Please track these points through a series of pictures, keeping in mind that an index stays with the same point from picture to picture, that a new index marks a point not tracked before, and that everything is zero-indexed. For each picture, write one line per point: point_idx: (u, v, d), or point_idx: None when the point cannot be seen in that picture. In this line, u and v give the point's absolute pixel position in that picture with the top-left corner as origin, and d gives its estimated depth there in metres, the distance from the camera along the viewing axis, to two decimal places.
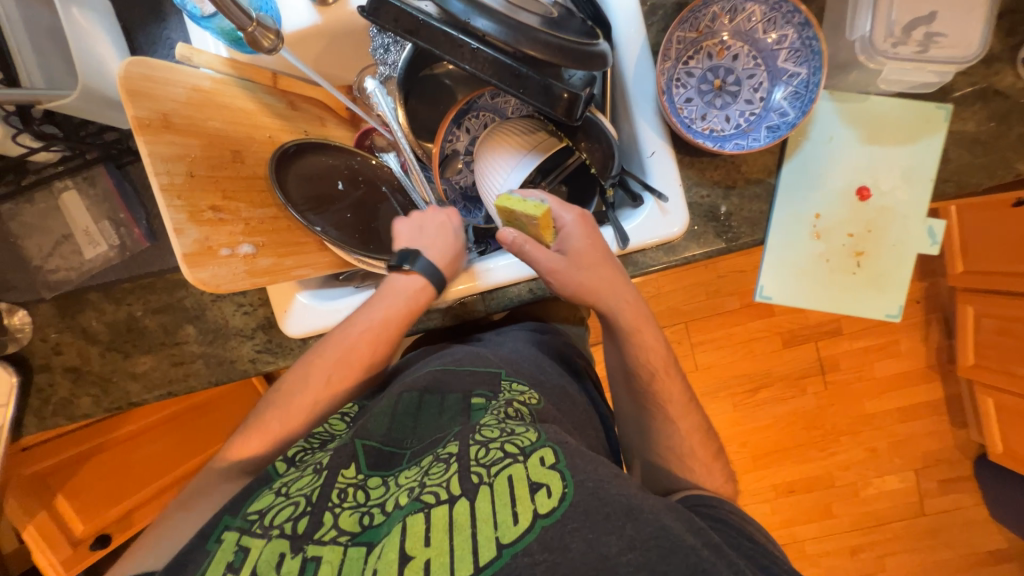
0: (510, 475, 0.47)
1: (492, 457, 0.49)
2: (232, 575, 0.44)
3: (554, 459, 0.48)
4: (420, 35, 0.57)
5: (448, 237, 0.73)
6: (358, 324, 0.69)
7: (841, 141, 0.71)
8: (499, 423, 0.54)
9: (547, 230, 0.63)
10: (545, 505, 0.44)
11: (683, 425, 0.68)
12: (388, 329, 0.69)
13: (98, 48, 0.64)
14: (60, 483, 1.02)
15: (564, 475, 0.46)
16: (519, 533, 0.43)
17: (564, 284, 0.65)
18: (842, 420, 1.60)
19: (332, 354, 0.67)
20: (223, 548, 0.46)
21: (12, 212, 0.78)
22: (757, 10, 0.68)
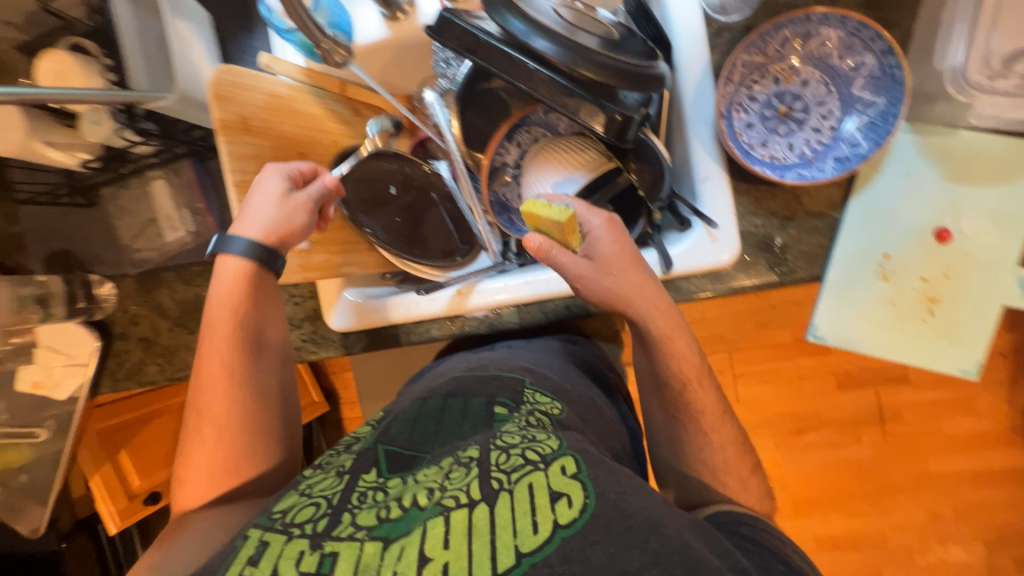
0: (531, 483, 0.47)
1: (513, 463, 0.48)
2: (252, 568, 0.45)
3: (576, 469, 0.48)
4: (480, 54, 0.59)
5: (260, 186, 0.67)
6: (216, 312, 0.67)
7: (922, 178, 0.65)
8: (520, 430, 0.54)
9: (572, 235, 0.60)
10: (565, 515, 0.44)
11: (716, 437, 0.65)
12: (228, 304, 0.67)
13: (194, 55, 0.71)
14: (124, 441, 1.14)
15: (585, 486, 0.46)
16: (539, 542, 0.43)
17: (593, 290, 0.62)
18: (902, 477, 1.45)
19: (212, 344, 0.67)
20: (247, 544, 0.47)
21: (111, 196, 0.88)
22: (833, 35, 0.64)
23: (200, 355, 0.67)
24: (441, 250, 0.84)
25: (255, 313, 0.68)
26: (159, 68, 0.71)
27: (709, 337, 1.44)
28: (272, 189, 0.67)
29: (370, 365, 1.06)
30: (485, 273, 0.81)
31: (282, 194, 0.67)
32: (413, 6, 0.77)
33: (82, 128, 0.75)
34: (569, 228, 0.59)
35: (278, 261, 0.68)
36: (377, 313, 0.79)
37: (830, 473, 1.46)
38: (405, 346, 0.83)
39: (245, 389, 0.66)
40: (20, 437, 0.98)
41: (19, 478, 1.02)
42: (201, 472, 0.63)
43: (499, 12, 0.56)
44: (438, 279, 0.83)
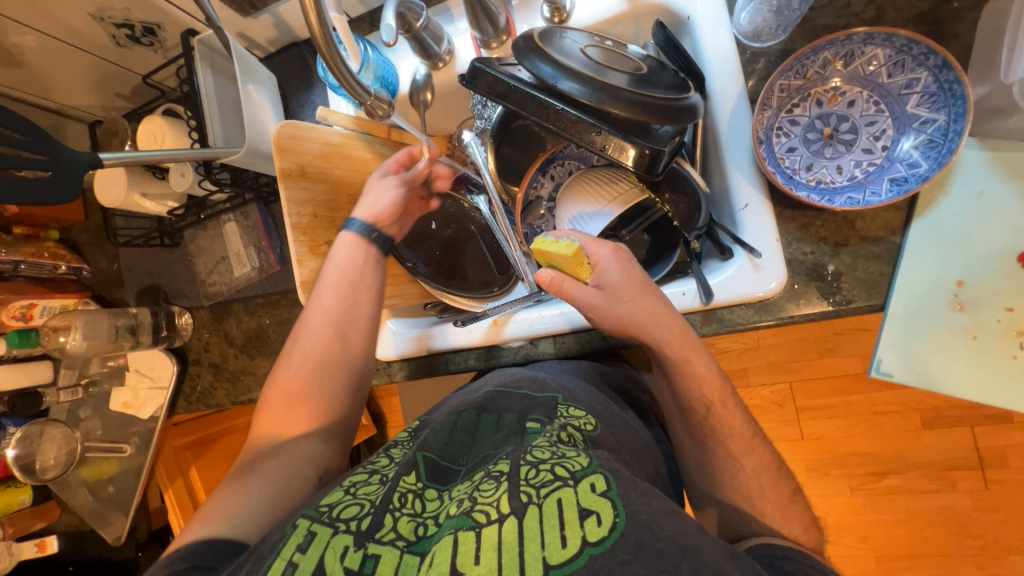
0: (561, 498, 0.46)
1: (542, 479, 0.48)
2: (301, 556, 0.47)
3: (606, 487, 0.46)
4: (510, 99, 0.62)
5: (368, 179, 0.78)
6: (327, 279, 0.73)
7: (994, 197, 0.59)
8: (551, 445, 0.53)
9: (581, 268, 0.61)
10: (595, 532, 0.43)
11: (747, 463, 0.59)
12: (342, 271, 0.73)
13: (262, 113, 0.81)
14: (195, 457, 1.25)
15: (616, 504, 0.45)
16: (567, 556, 0.42)
17: (606, 319, 0.61)
18: (1010, 533, 1.25)
19: (320, 303, 0.73)
20: (296, 532, 0.49)
21: (192, 237, 1.00)
22: (880, 54, 0.61)
23: (305, 312, 0.74)
24: (479, 280, 0.88)
25: (364, 283, 0.74)
26: (234, 126, 0.81)
27: (765, 367, 1.35)
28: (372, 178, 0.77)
29: (417, 390, 1.12)
30: (521, 303, 0.81)
31: (380, 180, 0.77)
32: (452, 54, 0.82)
33: (172, 180, 0.86)
34: (575, 262, 0.60)
35: (376, 236, 0.76)
36: (416, 343, 0.82)
37: (918, 524, 1.29)
38: (444, 375, 0.84)
39: (337, 345, 0.72)
40: (110, 451, 1.10)
41: (106, 488, 1.14)
42: (276, 412, 0.69)
43: (530, 59, 0.60)
44: (475, 310, 0.86)
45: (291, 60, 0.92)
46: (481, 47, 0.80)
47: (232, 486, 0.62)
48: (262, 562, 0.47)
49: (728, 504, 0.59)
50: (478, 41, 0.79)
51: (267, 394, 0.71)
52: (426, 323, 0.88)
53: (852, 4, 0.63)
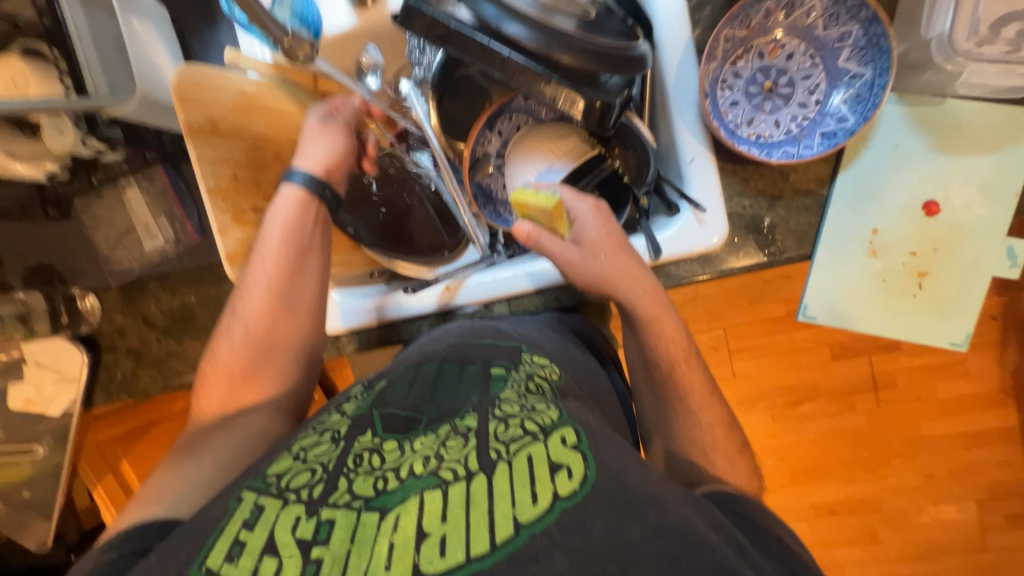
0: (531, 454, 0.47)
1: (512, 434, 0.49)
2: (248, 531, 0.46)
3: (576, 440, 0.48)
4: (451, 42, 0.56)
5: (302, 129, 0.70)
6: (265, 243, 0.67)
7: (908, 150, 0.64)
8: (519, 399, 0.54)
9: (560, 222, 0.61)
10: (565, 486, 0.44)
11: (705, 417, 0.63)
12: (281, 232, 0.67)
13: (155, 57, 0.68)
14: (125, 450, 1.15)
15: (586, 459, 0.46)
16: (538, 512, 0.43)
17: (582, 276, 0.62)
18: (895, 441, 1.48)
19: (260, 272, 0.68)
20: (242, 508, 0.48)
21: (86, 206, 0.86)
22: (817, 6, 0.62)
23: (243, 282, 0.69)
24: (429, 245, 0.84)
25: (305, 249, 0.68)
26: (119, 70, 0.68)
27: (702, 316, 1.45)
28: (309, 125, 0.70)
29: (366, 361, 1.08)
30: (473, 267, 0.80)
31: (321, 126, 0.70)
32: None
33: (46, 137, 0.71)
34: (556, 216, 0.60)
35: (328, 192, 0.69)
36: (365, 310, 0.78)
37: (826, 442, 1.49)
38: (396, 344, 0.82)
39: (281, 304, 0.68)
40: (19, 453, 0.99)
41: (20, 493, 1.03)
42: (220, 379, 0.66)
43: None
44: (425, 275, 0.82)
45: None
46: None
47: (171, 467, 0.59)
48: (203, 545, 0.46)
49: (679, 450, 0.63)
50: None
51: (207, 370, 0.67)
52: (375, 291, 0.83)
53: None
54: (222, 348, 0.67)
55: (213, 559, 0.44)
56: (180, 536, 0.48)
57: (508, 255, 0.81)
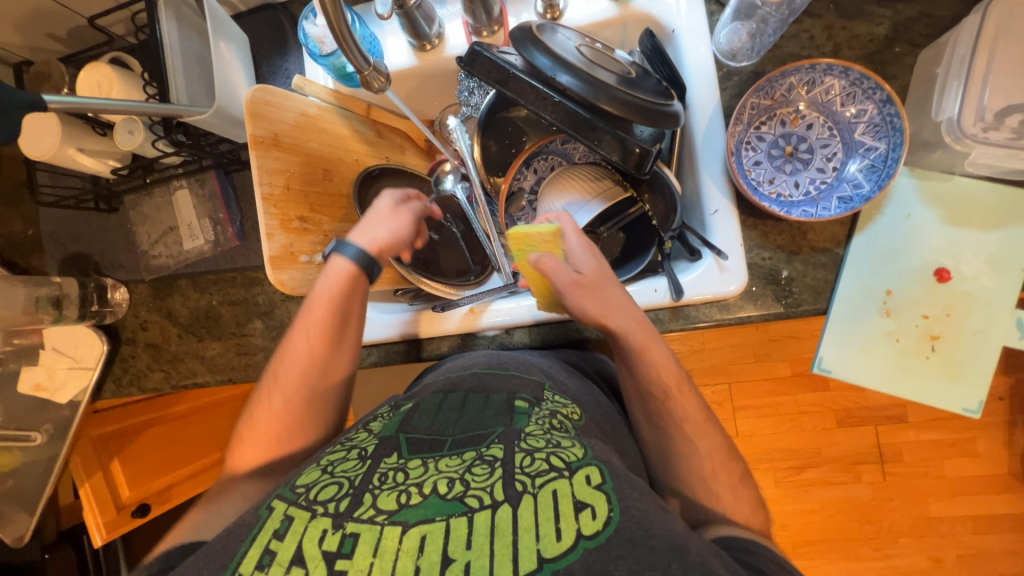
0: (556, 490, 0.47)
1: (538, 468, 0.49)
2: (277, 541, 0.46)
3: (600, 480, 0.48)
4: (508, 86, 0.64)
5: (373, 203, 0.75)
6: (314, 303, 0.68)
7: (920, 220, 0.68)
8: (544, 434, 0.54)
9: (556, 249, 0.66)
10: (589, 526, 0.44)
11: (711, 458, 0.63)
12: (329, 301, 0.68)
13: (232, 76, 0.75)
14: (118, 448, 1.12)
15: (610, 499, 0.46)
16: (561, 549, 0.43)
17: (579, 297, 0.64)
18: (902, 519, 1.43)
19: (304, 328, 0.68)
20: (272, 517, 0.48)
21: (134, 203, 0.90)
22: (836, 84, 0.68)
23: (288, 337, 0.69)
24: (456, 269, 0.88)
25: (351, 311, 0.69)
26: (198, 85, 0.74)
27: (709, 369, 1.46)
28: (382, 202, 0.74)
29: (374, 380, 1.08)
30: (496, 293, 0.81)
31: (392, 207, 0.74)
32: (441, 39, 0.80)
33: (118, 137, 0.76)
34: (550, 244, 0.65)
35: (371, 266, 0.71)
36: (391, 328, 0.80)
37: (830, 513, 1.44)
38: (415, 362, 0.83)
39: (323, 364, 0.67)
40: (17, 440, 0.97)
41: (6, 483, 1.01)
42: (256, 433, 0.65)
43: (527, 49, 0.61)
44: (453, 297, 0.83)
45: (263, 21, 0.86)
46: (472, 34, 0.78)
47: (205, 510, 0.60)
48: (235, 552, 0.47)
49: None
50: (469, 28, 0.78)
51: (246, 424, 0.67)
52: (398, 310, 0.85)
53: (815, 38, 0.71)
54: (262, 404, 0.67)
55: (245, 565, 0.45)
56: (215, 542, 0.49)
57: None
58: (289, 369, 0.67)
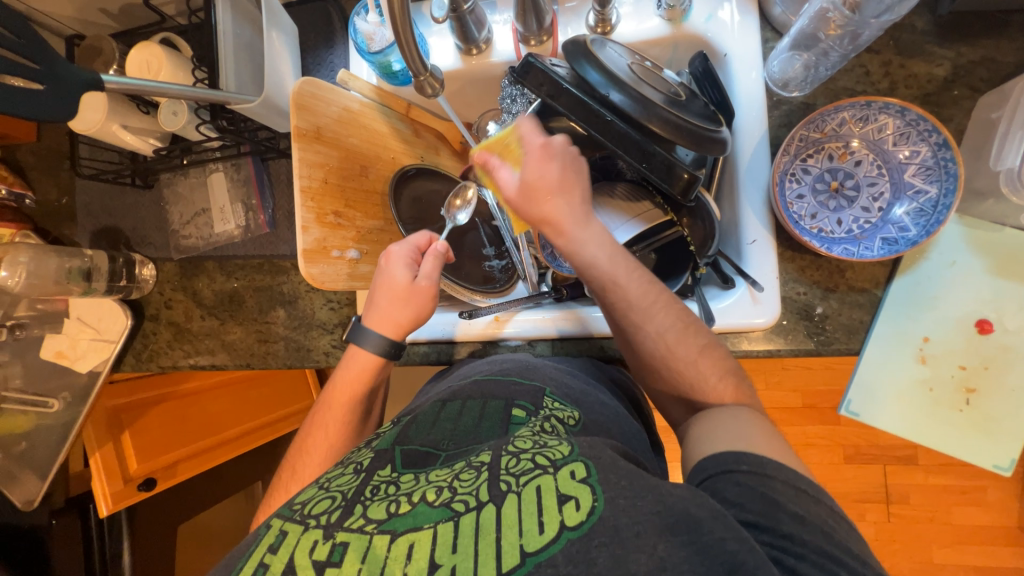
0: (539, 485, 0.45)
1: (522, 467, 0.47)
2: (271, 556, 0.45)
3: (586, 473, 0.45)
4: (561, 101, 0.63)
5: (385, 269, 0.68)
6: (340, 376, 0.69)
7: (964, 269, 0.67)
8: (533, 436, 0.52)
9: (512, 152, 0.67)
10: (573, 517, 0.42)
11: None
12: (348, 396, 0.68)
13: (279, 65, 0.76)
14: (129, 421, 1.12)
15: (594, 489, 0.44)
16: (544, 542, 0.42)
17: (522, 211, 0.66)
18: (904, 562, 1.40)
19: (329, 400, 0.69)
20: (269, 533, 0.47)
21: (169, 181, 0.91)
22: (890, 123, 0.67)
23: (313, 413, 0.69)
24: (481, 276, 0.87)
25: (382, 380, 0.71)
26: (246, 71, 0.75)
27: None
28: (398, 279, 0.67)
29: None
30: (521, 303, 0.81)
31: (409, 284, 0.67)
32: (489, 44, 0.80)
33: (161, 118, 0.77)
34: (504, 149, 0.68)
35: (390, 348, 0.69)
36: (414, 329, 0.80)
37: None
38: (434, 365, 0.83)
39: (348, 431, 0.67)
40: (33, 404, 0.98)
41: (19, 444, 1.03)
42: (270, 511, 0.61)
43: (579, 62, 0.62)
44: (477, 303, 0.83)
45: (313, 13, 0.86)
46: (520, 42, 0.78)
47: None
48: (233, 568, 0.46)
49: None
50: (518, 35, 0.77)
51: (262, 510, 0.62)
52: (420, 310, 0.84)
53: (871, 73, 0.69)
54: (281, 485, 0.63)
55: None
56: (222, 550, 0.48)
57: (555, 298, 0.80)
58: (309, 440, 0.67)
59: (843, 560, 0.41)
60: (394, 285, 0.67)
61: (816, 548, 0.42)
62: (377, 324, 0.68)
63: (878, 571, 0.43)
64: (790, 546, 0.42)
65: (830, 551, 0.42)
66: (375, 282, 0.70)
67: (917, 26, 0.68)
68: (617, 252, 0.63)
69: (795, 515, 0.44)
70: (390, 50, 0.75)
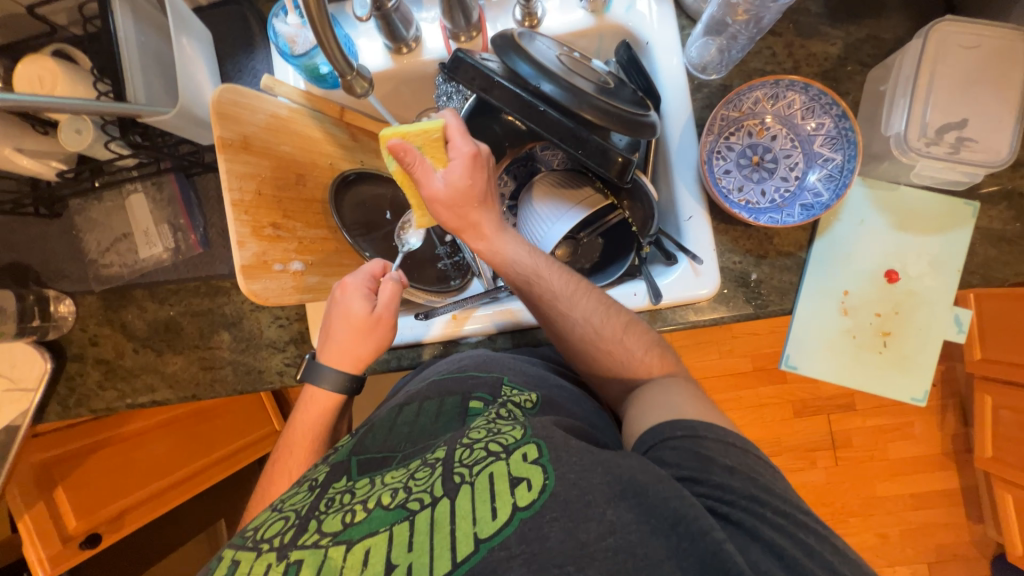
0: (491, 472, 0.45)
1: (475, 457, 0.47)
2: None
3: (537, 454, 0.46)
4: (494, 94, 0.63)
5: (340, 300, 0.66)
6: (305, 410, 0.67)
7: (871, 225, 0.74)
8: (488, 425, 0.52)
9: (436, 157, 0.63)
10: (525, 497, 0.43)
11: None
12: (310, 436, 0.66)
13: (195, 74, 0.71)
14: (62, 475, 1.01)
15: (545, 468, 0.45)
16: (497, 526, 0.42)
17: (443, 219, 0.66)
18: (853, 500, 1.54)
19: (292, 433, 0.66)
20: (221, 565, 0.45)
21: (80, 207, 0.83)
22: (797, 99, 0.73)
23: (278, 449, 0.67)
24: (435, 275, 0.86)
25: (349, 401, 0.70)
26: (156, 82, 0.70)
27: None
28: (355, 311, 0.65)
29: None
30: (478, 300, 0.79)
31: (366, 316, 0.65)
32: (419, 42, 0.79)
33: (62, 137, 0.69)
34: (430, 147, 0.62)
35: (351, 383, 0.67)
36: None
37: None
38: (396, 371, 0.81)
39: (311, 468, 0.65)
40: None
41: None
42: None
43: (510, 56, 0.63)
44: (433, 304, 0.82)
45: (228, 18, 0.82)
46: (450, 39, 0.77)
47: None
48: None
49: None
50: (447, 32, 0.77)
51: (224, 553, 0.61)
52: None
53: (777, 54, 0.75)
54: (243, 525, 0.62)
55: None
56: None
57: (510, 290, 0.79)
58: (269, 478, 0.64)
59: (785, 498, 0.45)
60: (348, 319, 0.65)
61: (746, 495, 0.45)
62: (334, 359, 0.66)
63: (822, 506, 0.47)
64: (722, 496, 0.45)
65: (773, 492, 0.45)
66: (330, 314, 0.67)
67: (811, 10, 0.75)
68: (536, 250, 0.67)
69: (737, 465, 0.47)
70: (314, 52, 0.73)
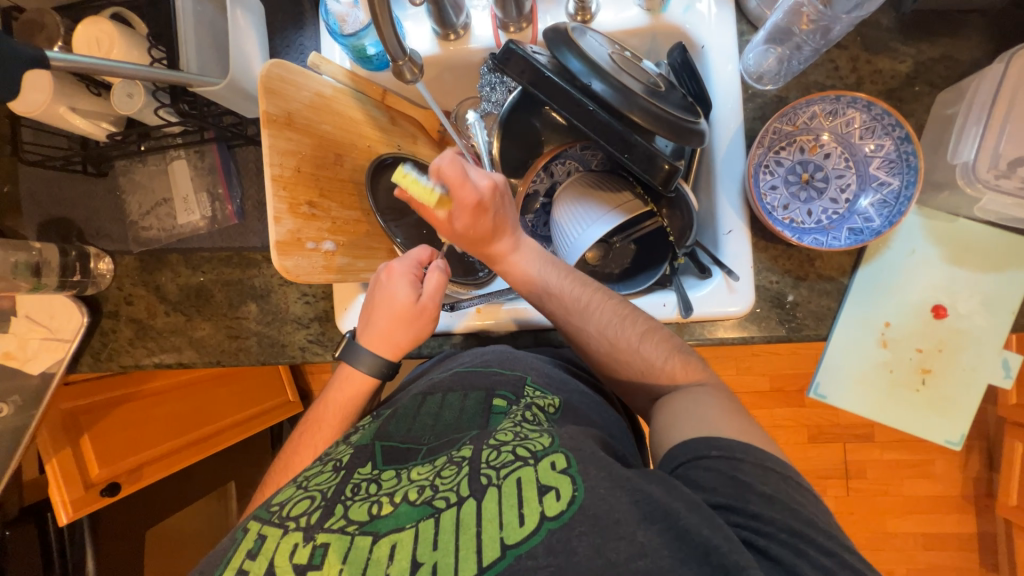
0: (519, 478, 0.45)
1: (503, 460, 0.47)
2: (249, 564, 0.44)
3: (566, 464, 0.46)
4: (540, 88, 0.63)
5: (386, 287, 0.66)
6: (335, 390, 0.68)
7: (922, 257, 0.70)
8: (514, 428, 0.52)
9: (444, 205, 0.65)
10: (552, 507, 0.43)
11: None
12: (339, 415, 0.67)
13: (246, 47, 0.72)
14: (88, 424, 1.06)
15: (575, 479, 0.44)
16: (524, 534, 0.42)
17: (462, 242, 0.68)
18: (860, 533, 1.50)
19: (321, 410, 0.68)
20: (246, 538, 0.46)
21: (125, 169, 0.85)
22: (857, 118, 0.69)
23: (306, 424, 0.69)
24: (462, 267, 0.85)
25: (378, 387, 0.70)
26: (209, 52, 0.71)
27: None
28: (401, 298, 0.65)
29: None
30: (502, 294, 0.79)
31: (411, 305, 0.65)
32: (467, 29, 0.78)
33: (115, 100, 0.72)
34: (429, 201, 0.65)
35: (385, 369, 0.68)
36: None
37: None
38: (414, 359, 0.81)
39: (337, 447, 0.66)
40: None
41: None
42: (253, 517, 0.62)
43: (560, 50, 0.61)
44: (458, 295, 0.82)
45: None
46: (499, 28, 0.76)
47: None
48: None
49: None
50: (497, 21, 0.75)
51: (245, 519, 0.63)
52: None
53: (840, 68, 0.72)
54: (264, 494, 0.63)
55: None
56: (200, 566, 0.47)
57: None
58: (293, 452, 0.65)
59: (811, 534, 0.44)
60: (394, 306, 0.65)
61: (783, 526, 0.44)
62: (374, 344, 0.67)
63: (847, 545, 0.45)
64: (759, 526, 0.44)
65: (797, 526, 0.44)
66: (374, 298, 0.67)
67: (882, 23, 0.71)
68: (552, 263, 0.67)
69: (762, 494, 0.46)
70: (363, 33, 0.72)
